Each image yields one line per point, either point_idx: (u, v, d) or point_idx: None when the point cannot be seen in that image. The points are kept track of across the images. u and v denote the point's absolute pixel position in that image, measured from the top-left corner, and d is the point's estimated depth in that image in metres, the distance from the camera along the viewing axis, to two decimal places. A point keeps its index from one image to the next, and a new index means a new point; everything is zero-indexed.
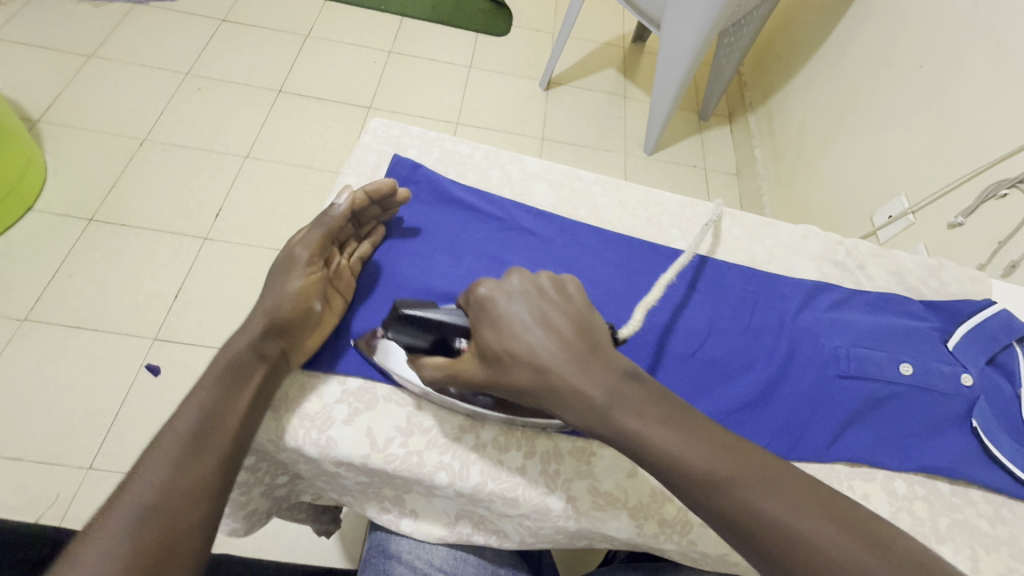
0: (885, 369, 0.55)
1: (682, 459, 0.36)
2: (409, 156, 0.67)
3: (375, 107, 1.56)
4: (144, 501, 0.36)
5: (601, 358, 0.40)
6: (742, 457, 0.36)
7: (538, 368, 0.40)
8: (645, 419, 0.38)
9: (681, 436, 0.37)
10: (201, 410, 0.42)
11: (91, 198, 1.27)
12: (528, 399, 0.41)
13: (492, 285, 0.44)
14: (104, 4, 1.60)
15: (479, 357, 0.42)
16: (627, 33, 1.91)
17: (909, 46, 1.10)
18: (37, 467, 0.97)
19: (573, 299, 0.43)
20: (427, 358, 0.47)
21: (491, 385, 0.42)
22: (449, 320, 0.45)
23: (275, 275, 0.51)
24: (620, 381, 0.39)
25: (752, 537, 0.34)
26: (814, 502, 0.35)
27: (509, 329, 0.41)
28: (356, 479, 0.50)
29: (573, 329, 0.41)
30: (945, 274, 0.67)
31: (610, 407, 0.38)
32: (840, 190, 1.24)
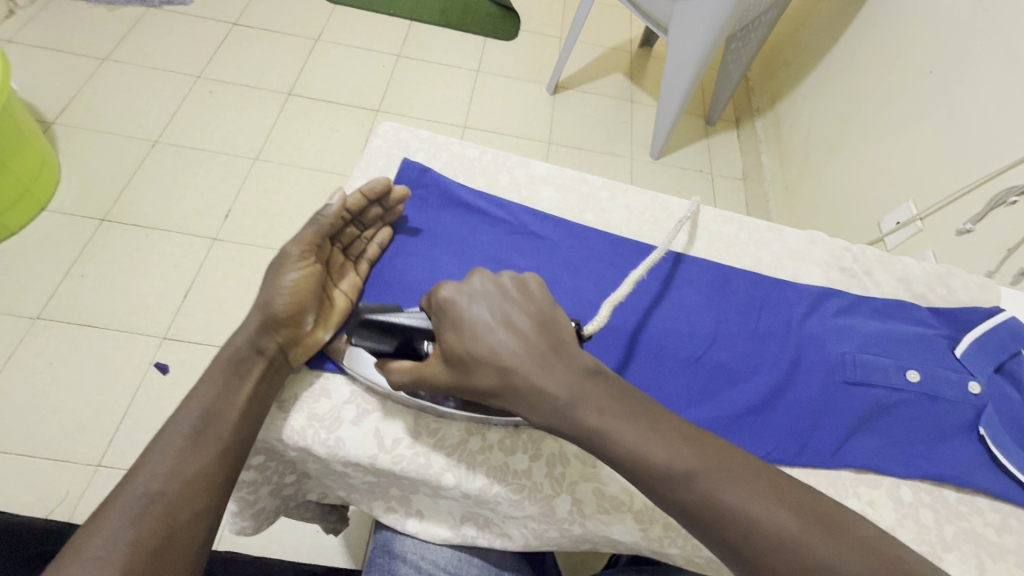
0: (892, 376, 0.55)
1: (643, 451, 0.37)
2: (418, 160, 0.68)
3: (384, 111, 1.57)
4: (148, 490, 0.38)
5: (563, 355, 0.41)
6: (703, 448, 0.37)
7: (501, 369, 0.41)
8: (607, 415, 0.38)
9: (642, 431, 0.38)
10: (206, 405, 0.43)
11: (103, 199, 1.29)
12: (493, 400, 0.42)
13: (454, 287, 0.45)
14: (118, 8, 1.63)
15: (443, 360, 0.43)
16: (635, 38, 1.92)
17: (918, 52, 1.09)
18: (47, 463, 0.98)
19: (534, 297, 0.44)
20: (394, 362, 0.46)
21: (456, 387, 0.42)
22: (415, 324, 0.46)
23: (273, 270, 0.51)
24: (584, 377, 0.40)
25: (710, 526, 0.35)
26: (771, 490, 0.36)
27: (471, 331, 0.42)
28: (364, 479, 0.50)
29: (534, 328, 0.42)
30: (953, 281, 0.67)
31: (572, 404, 0.39)
32: (847, 196, 1.24)
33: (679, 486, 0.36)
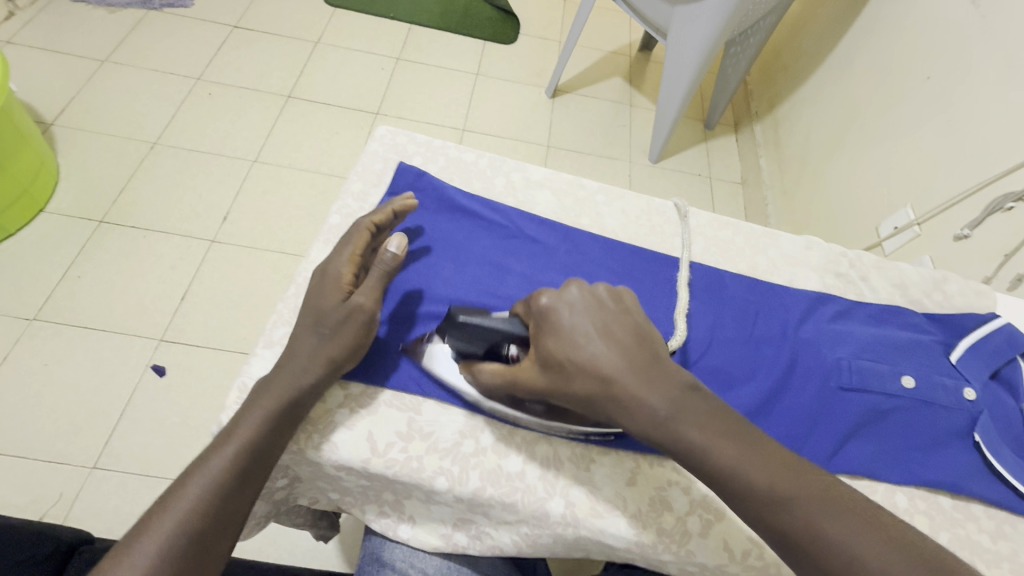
0: (887, 382, 0.55)
1: (742, 470, 0.38)
2: (414, 164, 0.68)
3: (383, 114, 1.58)
4: (183, 524, 0.38)
5: (661, 370, 0.42)
6: (804, 477, 0.38)
7: (602, 378, 0.41)
8: (707, 430, 0.39)
9: (740, 451, 0.39)
10: (247, 440, 0.43)
11: (102, 201, 1.29)
12: (587, 409, 0.43)
13: (554, 295, 0.45)
14: (119, 10, 1.63)
15: (540, 365, 0.44)
16: (634, 42, 1.93)
17: (916, 58, 1.10)
18: (41, 465, 0.98)
19: (629, 311, 0.46)
20: (482, 363, 0.48)
21: (552, 393, 0.43)
22: (504, 329, 0.47)
23: (338, 326, 0.49)
24: (682, 392, 0.41)
25: (806, 550, 0.36)
26: (868, 521, 0.36)
27: (572, 339, 0.43)
28: (357, 482, 0.50)
29: (632, 341, 0.43)
30: (949, 287, 0.67)
31: (673, 420, 0.40)
32: (845, 201, 1.24)
33: (778, 511, 0.37)
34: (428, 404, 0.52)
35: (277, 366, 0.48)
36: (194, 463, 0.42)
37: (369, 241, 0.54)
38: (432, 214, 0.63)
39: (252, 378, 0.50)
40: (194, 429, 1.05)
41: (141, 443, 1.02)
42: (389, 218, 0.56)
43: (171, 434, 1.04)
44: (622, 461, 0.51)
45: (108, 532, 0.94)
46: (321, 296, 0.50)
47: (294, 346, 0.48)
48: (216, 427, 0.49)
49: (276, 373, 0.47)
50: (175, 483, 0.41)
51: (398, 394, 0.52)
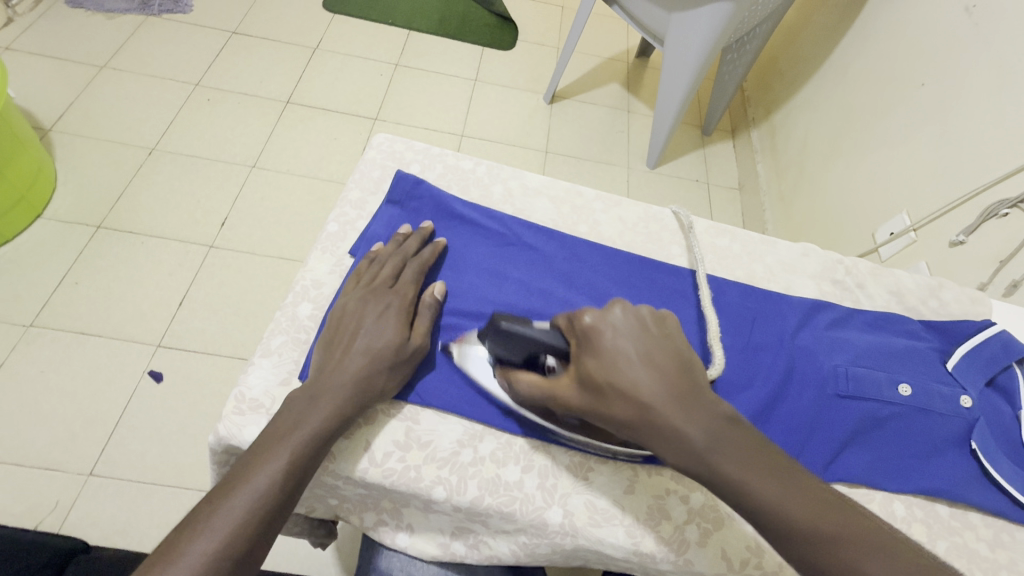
0: (885, 390, 0.55)
1: (780, 506, 0.37)
2: (412, 171, 0.68)
3: (381, 119, 1.58)
4: (222, 542, 0.37)
5: (703, 401, 0.41)
6: (846, 517, 0.37)
7: (639, 405, 0.41)
8: (746, 465, 0.39)
9: (780, 488, 0.38)
10: (291, 456, 0.42)
11: (100, 206, 1.28)
12: (624, 433, 0.42)
13: (597, 315, 0.45)
14: (118, 16, 1.64)
15: (580, 384, 0.43)
16: (631, 48, 1.94)
17: (911, 66, 1.11)
18: (37, 473, 0.98)
19: (672, 338, 0.45)
20: (519, 373, 0.48)
21: (589, 412, 0.43)
22: (544, 340, 0.46)
23: (399, 362, 0.50)
24: (720, 424, 0.40)
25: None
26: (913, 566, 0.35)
27: (613, 362, 0.42)
28: (356, 491, 0.49)
29: (675, 367, 0.42)
30: (945, 294, 0.67)
31: (712, 453, 0.39)
32: (841, 207, 1.25)
33: (820, 551, 0.36)
34: (427, 412, 0.51)
35: (322, 377, 0.47)
36: (234, 472, 0.40)
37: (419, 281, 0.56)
38: (429, 222, 0.63)
39: (250, 387, 0.49)
40: (191, 436, 1.05)
41: (138, 450, 1.02)
42: (433, 261, 0.59)
43: (168, 441, 1.03)
44: (621, 469, 0.51)
45: (104, 540, 0.93)
46: (381, 329, 0.51)
47: (350, 368, 0.48)
48: (211, 439, 0.47)
49: (324, 384, 0.46)
50: (214, 491, 0.39)
51: (398, 403, 0.51)
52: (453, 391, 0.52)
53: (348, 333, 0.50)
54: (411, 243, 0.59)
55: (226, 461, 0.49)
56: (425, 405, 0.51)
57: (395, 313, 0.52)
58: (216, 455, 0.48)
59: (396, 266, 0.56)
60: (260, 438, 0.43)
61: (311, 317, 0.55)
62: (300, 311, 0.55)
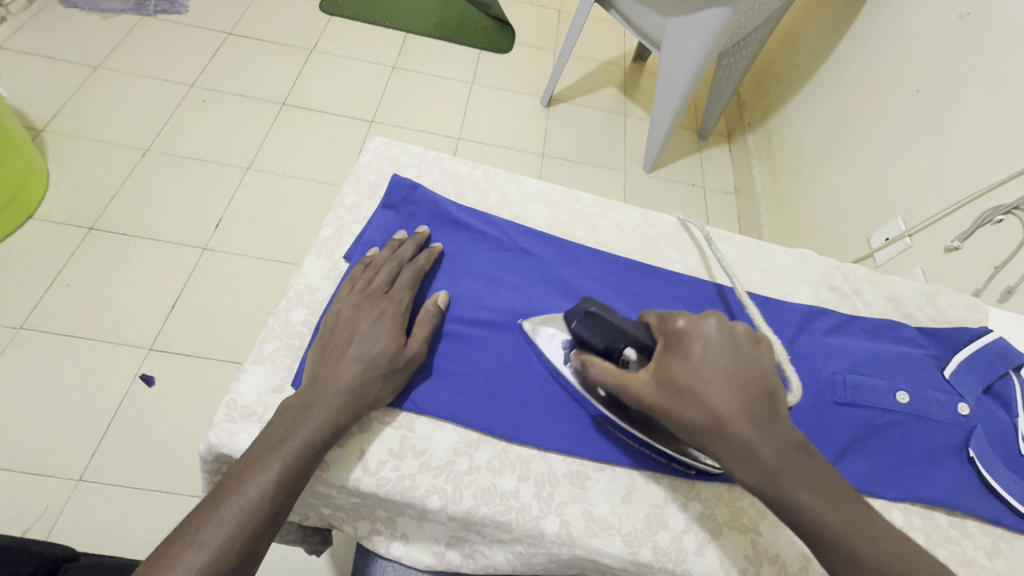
0: (881, 398, 0.54)
1: (845, 542, 0.37)
2: (408, 175, 0.68)
3: (378, 122, 1.57)
4: (210, 556, 0.36)
5: (781, 425, 0.40)
6: (903, 558, 0.37)
7: (717, 418, 0.39)
8: (816, 494, 0.38)
9: (842, 521, 0.37)
10: (282, 467, 0.40)
11: (93, 207, 1.27)
12: (691, 440, 0.41)
13: (691, 322, 0.43)
14: (113, 16, 1.63)
15: (658, 383, 0.42)
16: (627, 53, 1.94)
17: (906, 73, 1.11)
18: (26, 478, 0.96)
19: (763, 357, 0.42)
20: (596, 358, 0.47)
21: (661, 412, 0.41)
22: (637, 335, 0.45)
23: (394, 368, 0.49)
24: (794, 450, 0.39)
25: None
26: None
27: (698, 370, 0.40)
28: (349, 500, 0.48)
29: (760, 387, 0.40)
30: (942, 301, 0.67)
31: (783, 477, 0.38)
32: (837, 212, 1.25)
33: None
34: (422, 420, 0.50)
35: (316, 384, 0.46)
36: (226, 481, 0.39)
37: (414, 288, 0.55)
38: (425, 226, 0.62)
39: (241, 394, 0.49)
40: (183, 439, 1.03)
41: (129, 455, 1.01)
42: (428, 267, 0.58)
43: (160, 445, 1.02)
44: (618, 477, 0.50)
45: (94, 545, 0.92)
46: (375, 336, 0.49)
47: (343, 376, 0.46)
48: (201, 448, 0.46)
49: (318, 390, 0.45)
50: (206, 501, 0.38)
51: (393, 411, 0.50)
52: (448, 399, 0.51)
53: (342, 339, 0.49)
54: (406, 248, 0.58)
55: (217, 469, 0.48)
56: (420, 413, 0.50)
57: (392, 320, 0.51)
58: (206, 464, 0.47)
59: (391, 272, 0.55)
60: (250, 449, 0.42)
61: (305, 322, 0.54)
62: (294, 317, 0.55)
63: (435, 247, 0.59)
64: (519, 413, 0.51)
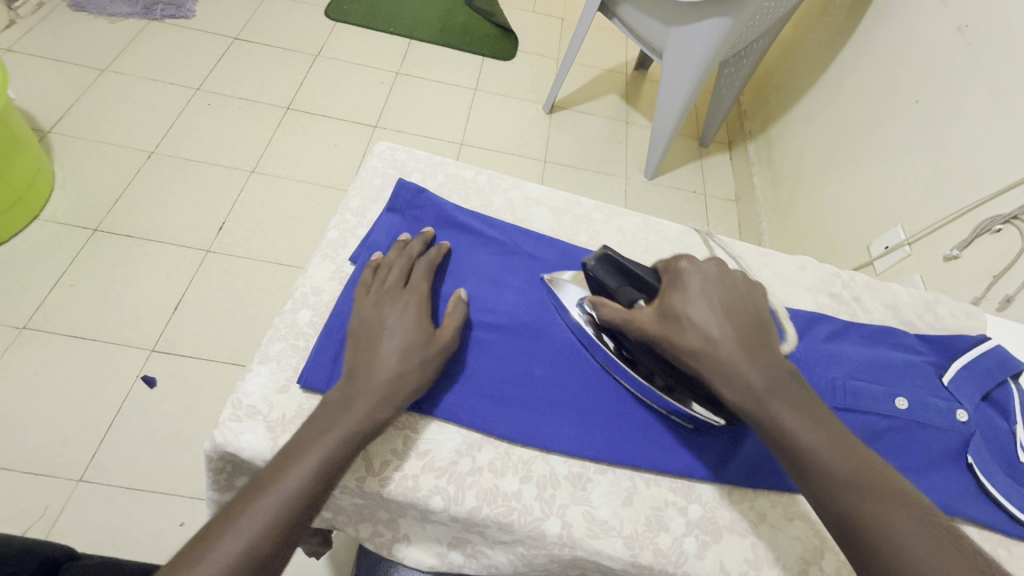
0: (881, 404, 0.55)
1: (823, 456, 0.40)
2: (413, 179, 0.69)
3: (381, 127, 1.59)
4: (250, 537, 0.37)
5: (769, 354, 0.44)
6: (874, 473, 0.39)
7: (710, 340, 0.44)
8: (797, 413, 0.42)
9: (821, 439, 0.40)
10: (321, 460, 0.41)
11: (98, 209, 1.28)
12: (686, 367, 0.45)
13: (692, 264, 0.49)
14: (121, 20, 1.65)
15: (659, 313, 0.47)
16: (630, 61, 1.97)
17: (906, 82, 1.12)
18: (27, 477, 0.96)
19: (757, 301, 0.48)
20: (607, 299, 0.51)
21: (659, 340, 0.46)
22: (650, 281, 0.50)
23: (431, 353, 0.50)
24: (782, 375, 0.43)
25: (872, 557, 0.36)
26: (938, 537, 0.35)
27: (695, 301, 0.46)
28: (351, 501, 0.49)
29: (752, 320, 0.46)
30: (940, 308, 0.68)
31: (767, 393, 0.42)
32: (836, 220, 1.26)
33: (853, 500, 0.38)
34: (425, 421, 0.51)
35: (353, 383, 0.46)
36: (265, 473, 0.40)
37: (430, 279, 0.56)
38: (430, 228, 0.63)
39: (247, 394, 0.49)
40: (185, 441, 1.04)
41: (130, 456, 1.01)
42: (438, 262, 0.59)
43: (161, 447, 1.02)
44: (619, 479, 0.51)
45: (93, 546, 0.92)
46: (400, 328, 0.50)
47: (378, 369, 0.47)
48: (207, 447, 0.47)
49: (356, 383, 0.46)
50: (239, 496, 0.39)
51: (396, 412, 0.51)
52: (451, 400, 0.51)
53: (372, 334, 0.50)
54: (413, 246, 0.58)
55: (221, 468, 0.48)
56: (423, 414, 0.51)
57: (418, 310, 0.52)
58: (211, 462, 0.48)
59: (404, 267, 0.56)
60: (287, 446, 0.42)
61: (310, 323, 0.55)
62: (299, 317, 0.55)
63: (443, 244, 0.60)
64: (521, 413, 0.52)
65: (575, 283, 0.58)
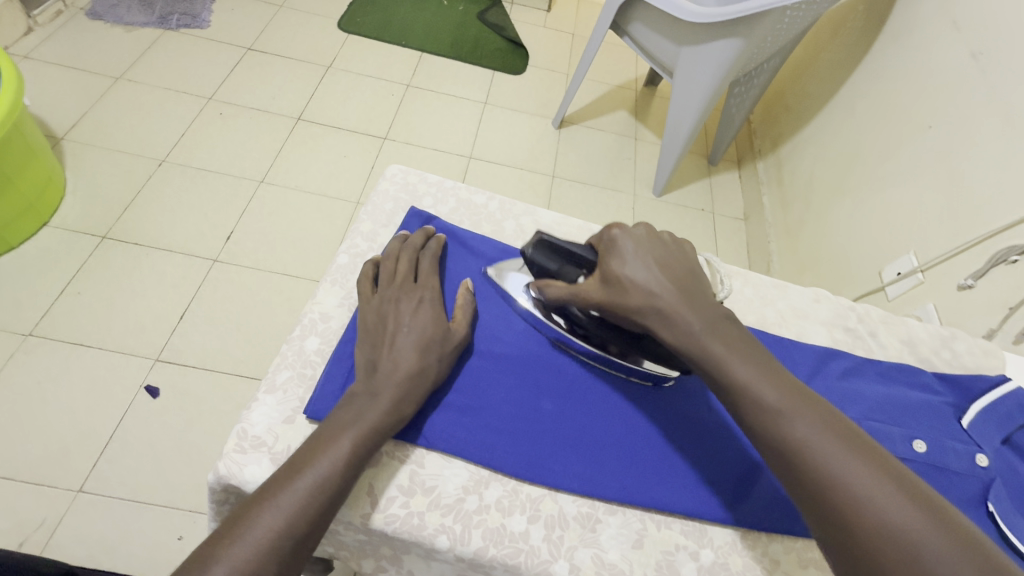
0: (898, 446, 0.53)
1: (753, 388, 0.42)
2: (425, 206, 0.68)
3: (391, 139, 1.59)
4: (288, 519, 0.37)
5: (702, 299, 0.47)
6: (800, 396, 0.41)
7: (651, 295, 0.47)
8: (732, 351, 0.44)
9: (752, 371, 0.42)
10: (343, 457, 0.41)
11: (108, 216, 1.29)
12: (634, 323, 0.48)
13: (624, 228, 0.51)
14: (136, 29, 1.66)
15: (602, 281, 0.49)
16: (639, 77, 1.97)
17: (919, 107, 1.11)
18: (26, 487, 0.96)
19: (686, 254, 0.51)
20: (550, 280, 0.53)
21: (606, 304, 0.49)
22: (586, 256, 0.52)
23: (447, 350, 0.51)
24: (718, 318, 0.46)
25: (805, 478, 0.38)
26: (865, 456, 0.37)
27: (633, 262, 0.48)
28: (354, 537, 0.48)
29: (685, 272, 0.49)
30: (957, 345, 0.67)
31: (703, 335, 0.44)
32: (847, 242, 1.25)
33: (785, 426, 0.40)
34: (432, 455, 0.50)
35: (376, 376, 0.47)
36: (297, 458, 0.41)
37: (437, 273, 0.58)
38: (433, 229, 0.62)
39: (252, 424, 0.48)
40: (186, 454, 1.03)
41: (131, 467, 1.00)
42: (440, 254, 0.60)
43: (162, 459, 1.02)
44: (629, 521, 0.50)
45: (91, 559, 0.91)
46: (420, 321, 0.51)
47: (402, 364, 0.47)
48: (210, 478, 0.46)
49: (378, 375, 0.47)
50: (270, 481, 0.39)
51: (400, 446, 0.50)
52: (460, 432, 0.50)
53: (389, 330, 0.50)
54: (414, 239, 0.59)
55: (224, 499, 0.48)
56: (430, 448, 0.50)
57: (433, 302, 0.53)
58: (214, 493, 0.47)
59: (412, 261, 0.57)
60: (302, 447, 0.42)
61: (318, 351, 0.54)
62: (307, 345, 0.54)
63: (439, 236, 0.61)
64: (530, 448, 0.51)
65: (519, 271, 0.60)
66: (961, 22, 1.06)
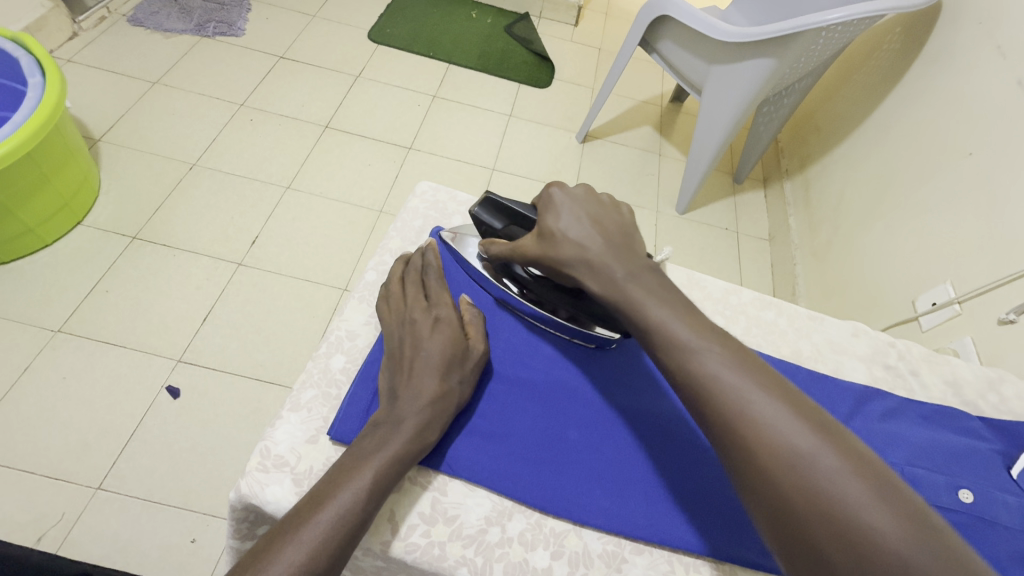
0: (943, 495, 0.50)
1: (666, 325, 0.43)
2: (453, 223, 0.68)
3: (415, 149, 1.60)
4: (312, 549, 0.36)
5: (630, 249, 0.48)
6: (710, 332, 0.42)
7: (581, 249, 0.48)
8: (649, 294, 0.45)
9: (667, 310, 0.44)
10: (370, 485, 0.40)
11: (139, 216, 1.31)
12: (565, 277, 0.50)
13: (562, 187, 0.52)
14: (175, 36, 1.71)
15: (538, 237, 0.51)
16: (665, 93, 1.96)
17: (959, 133, 1.08)
18: (46, 482, 0.97)
19: (621, 211, 0.52)
20: (494, 239, 0.56)
21: (540, 258, 0.50)
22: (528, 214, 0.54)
23: (467, 370, 0.50)
24: (643, 269, 0.47)
25: (712, 408, 0.39)
26: (768, 385, 0.39)
27: (566, 221, 0.50)
28: (373, 562, 0.47)
29: (616, 229, 0.50)
30: (1005, 389, 0.63)
31: (627, 282, 0.46)
32: (878, 267, 1.21)
33: (694, 360, 0.41)
34: (455, 483, 0.49)
35: (397, 403, 0.46)
36: (320, 490, 0.40)
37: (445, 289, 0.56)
38: (433, 240, 0.62)
39: (276, 442, 0.48)
40: (202, 456, 1.03)
41: (147, 468, 1.01)
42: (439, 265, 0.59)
43: (178, 460, 1.02)
44: (657, 562, 0.48)
45: (104, 558, 0.92)
46: (436, 342, 0.50)
47: (424, 390, 0.46)
48: (232, 495, 0.46)
49: (403, 402, 0.46)
50: (295, 513, 0.39)
51: (422, 472, 0.48)
52: (483, 461, 0.49)
53: (408, 354, 0.49)
54: (416, 258, 0.58)
55: (244, 517, 0.47)
56: (453, 476, 0.48)
57: (450, 317, 0.52)
58: (235, 511, 0.47)
59: (419, 280, 0.56)
60: (324, 480, 0.41)
61: (343, 370, 0.54)
62: (333, 363, 0.54)
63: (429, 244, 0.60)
64: (554, 479, 0.49)
65: (476, 237, 0.62)
66: (1005, 49, 1.03)
